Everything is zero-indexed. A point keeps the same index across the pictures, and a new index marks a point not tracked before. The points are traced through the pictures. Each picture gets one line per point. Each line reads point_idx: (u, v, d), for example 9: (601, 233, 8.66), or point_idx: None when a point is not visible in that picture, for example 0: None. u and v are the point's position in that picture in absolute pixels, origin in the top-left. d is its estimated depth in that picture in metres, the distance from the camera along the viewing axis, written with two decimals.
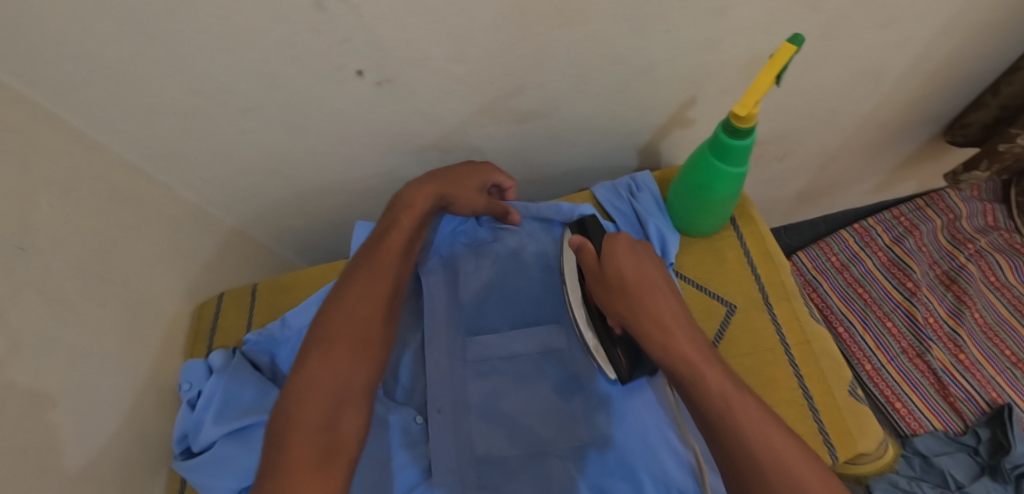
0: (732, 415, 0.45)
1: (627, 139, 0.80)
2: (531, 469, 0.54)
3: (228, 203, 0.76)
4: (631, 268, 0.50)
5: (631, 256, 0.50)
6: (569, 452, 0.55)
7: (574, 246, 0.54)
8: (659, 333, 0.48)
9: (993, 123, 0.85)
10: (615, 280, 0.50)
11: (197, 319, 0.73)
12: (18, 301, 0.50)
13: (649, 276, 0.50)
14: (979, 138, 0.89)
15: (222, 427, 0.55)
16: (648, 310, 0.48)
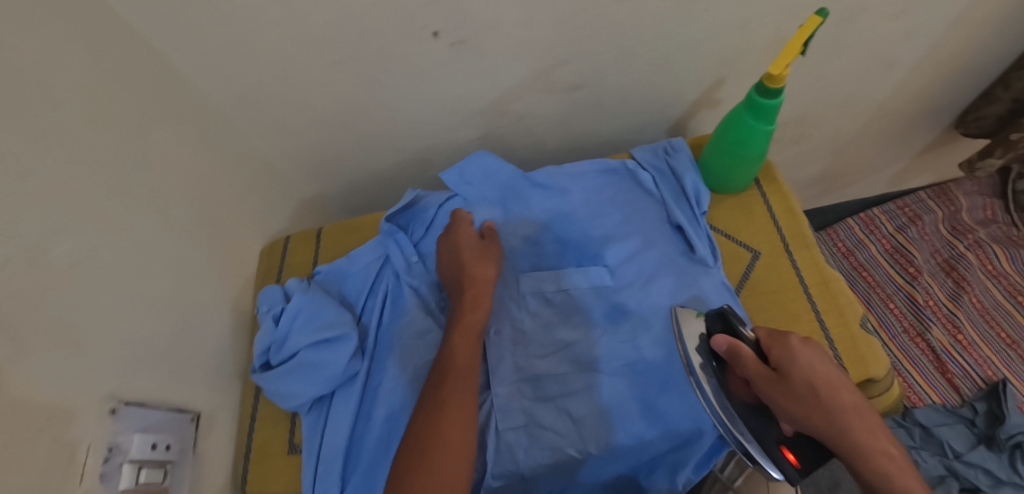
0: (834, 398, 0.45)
1: (661, 113, 0.87)
2: (584, 381, 0.62)
3: (296, 154, 0.83)
4: (820, 367, 0.46)
5: (814, 354, 0.47)
6: (616, 370, 0.62)
7: (722, 346, 0.52)
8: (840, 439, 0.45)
9: (1007, 115, 0.91)
10: (802, 389, 0.46)
11: (267, 257, 0.80)
12: (133, 213, 0.57)
13: (839, 387, 0.46)
14: (994, 129, 0.96)
15: (307, 337, 0.62)
16: (850, 426, 0.45)
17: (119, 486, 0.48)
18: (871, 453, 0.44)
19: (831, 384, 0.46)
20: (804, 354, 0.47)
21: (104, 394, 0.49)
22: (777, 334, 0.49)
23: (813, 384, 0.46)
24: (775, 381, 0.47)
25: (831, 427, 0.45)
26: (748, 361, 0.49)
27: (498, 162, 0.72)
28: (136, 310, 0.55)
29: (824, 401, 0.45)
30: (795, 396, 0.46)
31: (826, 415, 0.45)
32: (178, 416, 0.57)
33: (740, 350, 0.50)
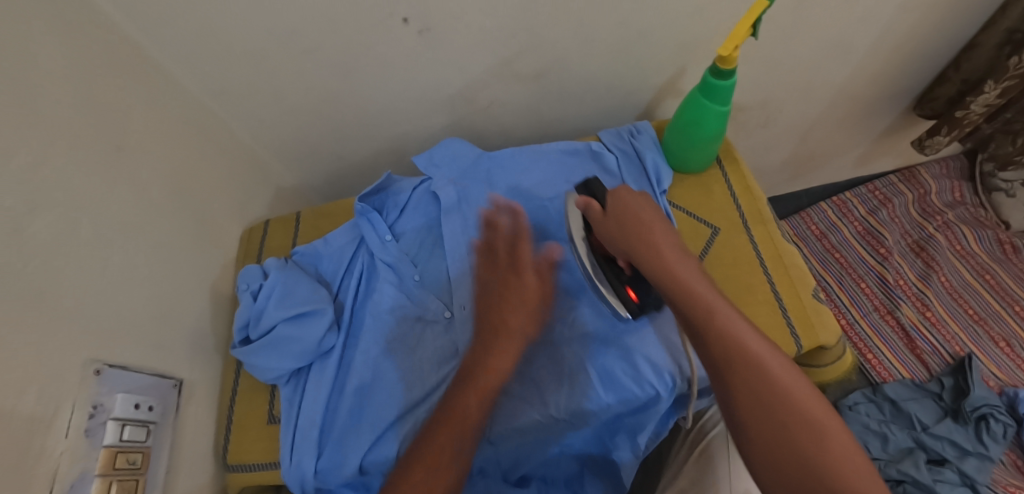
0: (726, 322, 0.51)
1: (626, 100, 0.90)
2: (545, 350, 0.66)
3: (275, 143, 0.87)
4: (642, 212, 0.59)
5: (640, 205, 0.60)
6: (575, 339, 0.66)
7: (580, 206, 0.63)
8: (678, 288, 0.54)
9: (957, 97, 0.95)
10: (624, 225, 0.59)
11: (246, 241, 0.83)
12: (115, 192, 0.60)
13: (688, 270, 0.55)
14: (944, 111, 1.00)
15: (283, 310, 0.65)
16: (661, 253, 0.56)
17: (104, 441, 0.51)
18: (705, 310, 0.52)
19: (640, 219, 0.59)
20: (627, 200, 0.60)
21: (87, 356, 0.53)
22: (615, 192, 0.62)
23: (637, 228, 0.58)
24: (611, 223, 0.60)
25: (676, 283, 0.54)
26: (593, 212, 0.62)
27: (466, 147, 0.77)
28: (119, 283, 0.58)
29: (632, 238, 0.58)
30: (612, 237, 0.59)
31: (673, 279, 0.55)
32: (161, 381, 0.60)
33: (590, 204, 0.62)
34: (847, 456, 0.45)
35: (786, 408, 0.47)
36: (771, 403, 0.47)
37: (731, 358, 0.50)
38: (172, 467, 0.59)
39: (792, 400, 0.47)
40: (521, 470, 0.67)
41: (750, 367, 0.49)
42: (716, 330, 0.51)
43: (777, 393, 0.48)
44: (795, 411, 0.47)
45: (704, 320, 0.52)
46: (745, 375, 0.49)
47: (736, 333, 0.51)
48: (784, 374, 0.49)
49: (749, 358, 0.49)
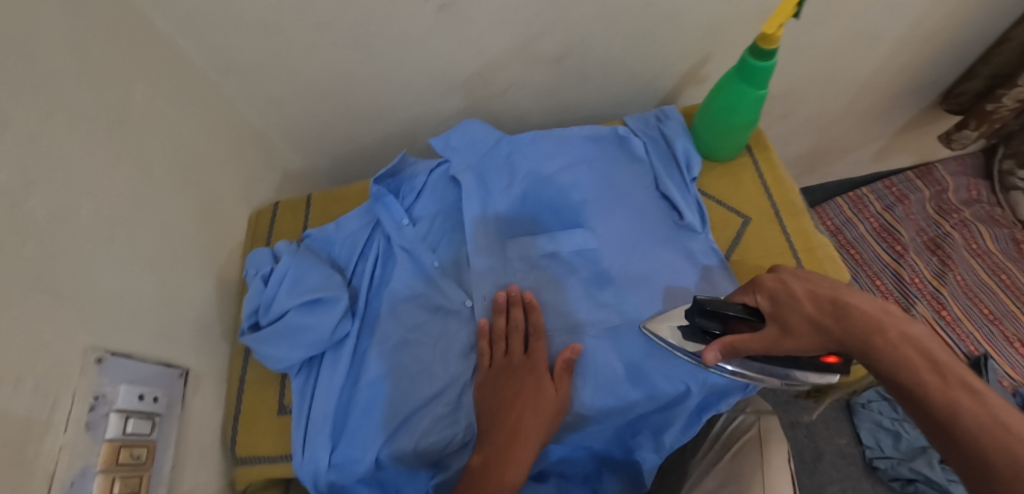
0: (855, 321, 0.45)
1: (648, 87, 0.86)
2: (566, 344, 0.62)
3: (281, 123, 0.82)
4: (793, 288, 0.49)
5: (800, 297, 0.48)
6: (602, 333, 0.62)
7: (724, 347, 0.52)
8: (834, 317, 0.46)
9: (984, 91, 0.94)
10: (784, 298, 0.49)
11: (253, 225, 0.79)
12: (116, 170, 0.56)
13: (789, 291, 0.49)
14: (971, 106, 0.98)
15: (293, 298, 0.61)
16: (830, 300, 0.47)
17: (107, 435, 0.48)
18: (815, 324, 0.46)
19: (818, 299, 0.47)
20: (777, 288, 0.50)
21: (88, 345, 0.49)
22: (755, 284, 0.53)
23: (810, 314, 0.47)
24: (767, 329, 0.49)
25: (806, 325, 0.47)
26: (746, 341, 0.50)
27: (484, 129, 0.73)
28: (120, 266, 0.54)
29: (818, 316, 0.46)
30: (795, 331, 0.47)
31: (807, 325, 0.47)
32: (166, 372, 0.56)
33: (730, 341, 0.51)
34: (1000, 414, 0.36)
35: (922, 382, 0.40)
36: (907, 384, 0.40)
37: (863, 351, 0.44)
38: (178, 461, 0.56)
39: (925, 378, 0.40)
40: (542, 464, 0.66)
41: (887, 351, 0.42)
42: (818, 335, 0.46)
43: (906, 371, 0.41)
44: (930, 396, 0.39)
45: (835, 332, 0.45)
46: (876, 362, 0.43)
47: (851, 318, 0.45)
48: (908, 350, 0.42)
49: (879, 350, 0.42)
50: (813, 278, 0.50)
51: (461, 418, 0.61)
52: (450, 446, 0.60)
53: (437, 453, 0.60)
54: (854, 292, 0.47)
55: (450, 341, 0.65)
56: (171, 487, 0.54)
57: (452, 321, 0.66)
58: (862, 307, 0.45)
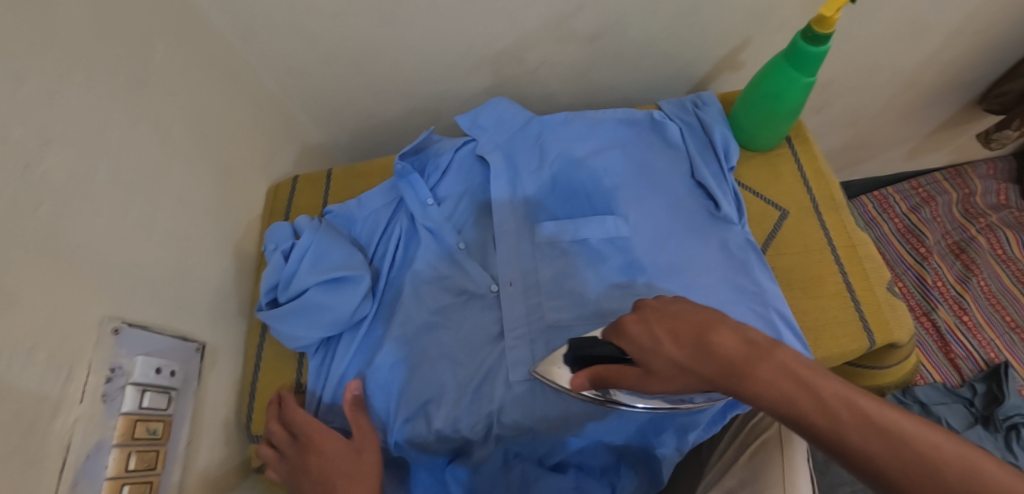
0: (737, 369, 0.38)
1: (684, 71, 0.83)
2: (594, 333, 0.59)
3: (302, 94, 0.79)
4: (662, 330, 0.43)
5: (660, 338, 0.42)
6: None
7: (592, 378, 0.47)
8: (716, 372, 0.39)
9: None
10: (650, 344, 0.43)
11: (272, 198, 0.76)
12: (136, 133, 0.54)
13: (652, 332, 0.43)
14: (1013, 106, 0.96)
15: (314, 275, 0.59)
16: (699, 351, 0.40)
17: (123, 408, 0.46)
18: (675, 362, 0.41)
19: (681, 337, 0.41)
20: (644, 322, 0.44)
21: (105, 313, 0.47)
22: (617, 326, 0.46)
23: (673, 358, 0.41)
24: (638, 372, 0.43)
25: (672, 369, 0.41)
26: (616, 375, 0.45)
27: (514, 108, 0.71)
28: (138, 234, 0.52)
29: (689, 365, 0.40)
30: (659, 374, 0.42)
31: (671, 366, 0.41)
32: (183, 344, 0.54)
33: (602, 375, 0.46)
34: (966, 457, 0.29)
35: (808, 418, 0.34)
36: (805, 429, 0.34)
37: (739, 394, 0.37)
38: (194, 436, 0.55)
39: (811, 408, 0.34)
40: (560, 455, 0.62)
41: (759, 390, 0.36)
42: (689, 374, 0.40)
43: (810, 406, 0.34)
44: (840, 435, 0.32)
45: (697, 372, 0.39)
46: (756, 403, 0.36)
47: (722, 363, 0.38)
48: (790, 383, 0.35)
49: (777, 391, 0.35)
50: (676, 312, 0.43)
51: (481, 407, 0.59)
52: (470, 433, 0.58)
53: (457, 438, 0.59)
54: (720, 322, 0.41)
55: (473, 326, 0.63)
56: (186, 462, 0.53)
57: (475, 306, 0.64)
58: (733, 352, 0.38)
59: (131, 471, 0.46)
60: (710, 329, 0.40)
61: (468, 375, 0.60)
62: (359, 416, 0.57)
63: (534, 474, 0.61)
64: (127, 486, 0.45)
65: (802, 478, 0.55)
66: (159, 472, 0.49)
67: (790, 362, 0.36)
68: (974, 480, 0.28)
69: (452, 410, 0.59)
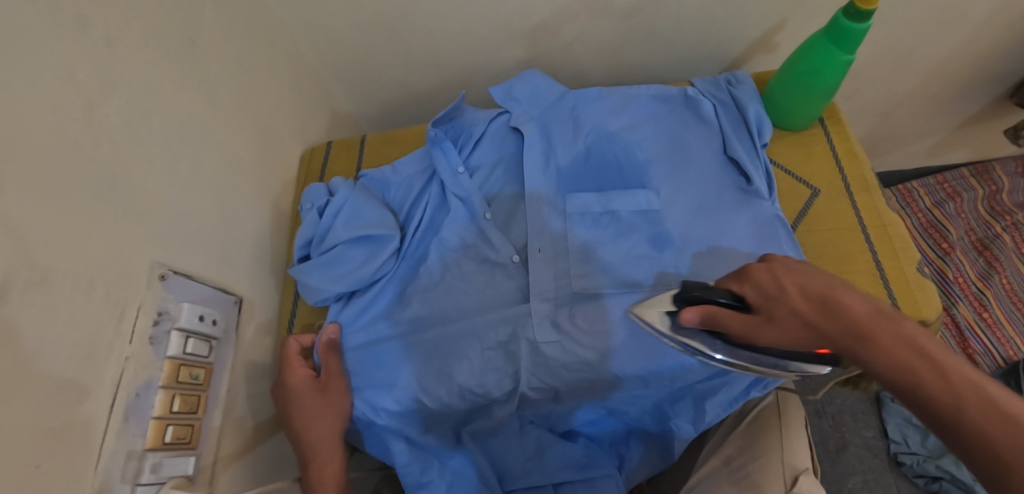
0: (869, 331, 0.37)
1: (717, 52, 0.83)
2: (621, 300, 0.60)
3: (338, 61, 0.80)
4: (788, 280, 0.42)
5: (790, 281, 0.42)
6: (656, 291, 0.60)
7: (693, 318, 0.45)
8: (830, 327, 0.39)
9: None
10: (777, 290, 0.42)
11: (307, 161, 0.78)
12: (185, 87, 0.55)
13: (777, 285, 0.42)
14: None
15: (349, 232, 0.62)
16: (833, 304, 0.39)
17: (168, 352, 0.47)
18: (793, 316, 0.41)
19: (812, 295, 0.41)
20: (771, 276, 0.43)
21: (154, 259, 0.48)
22: (742, 272, 0.46)
23: (797, 307, 0.41)
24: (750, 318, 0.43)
25: (796, 321, 0.41)
26: (726, 316, 0.44)
27: (549, 81, 0.71)
28: (185, 187, 0.53)
29: (807, 314, 0.40)
30: (778, 321, 0.41)
31: (789, 316, 0.41)
32: (223, 296, 0.56)
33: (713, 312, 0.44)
34: None
35: (926, 389, 0.33)
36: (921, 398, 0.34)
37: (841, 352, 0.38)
38: (232, 385, 0.56)
39: (920, 375, 0.34)
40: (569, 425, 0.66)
41: (880, 351, 0.36)
42: (806, 327, 0.40)
43: (930, 381, 0.33)
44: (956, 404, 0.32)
45: (818, 331, 0.39)
46: (874, 367, 0.36)
47: (848, 319, 0.38)
48: (914, 356, 0.35)
49: (875, 352, 0.36)
50: (807, 269, 0.42)
51: (506, 366, 0.61)
52: (495, 394, 0.60)
53: (481, 398, 0.61)
54: (850, 288, 0.40)
55: (499, 291, 0.64)
56: (225, 409, 0.55)
57: (500, 275, 0.65)
58: (862, 313, 0.38)
59: (175, 412, 0.47)
60: (834, 292, 0.40)
61: (489, 334, 0.61)
62: (331, 357, 0.61)
63: (552, 439, 0.66)
64: (172, 426, 0.47)
65: (801, 444, 0.58)
66: (200, 416, 0.51)
67: (909, 339, 0.36)
68: None
69: (477, 369, 0.60)
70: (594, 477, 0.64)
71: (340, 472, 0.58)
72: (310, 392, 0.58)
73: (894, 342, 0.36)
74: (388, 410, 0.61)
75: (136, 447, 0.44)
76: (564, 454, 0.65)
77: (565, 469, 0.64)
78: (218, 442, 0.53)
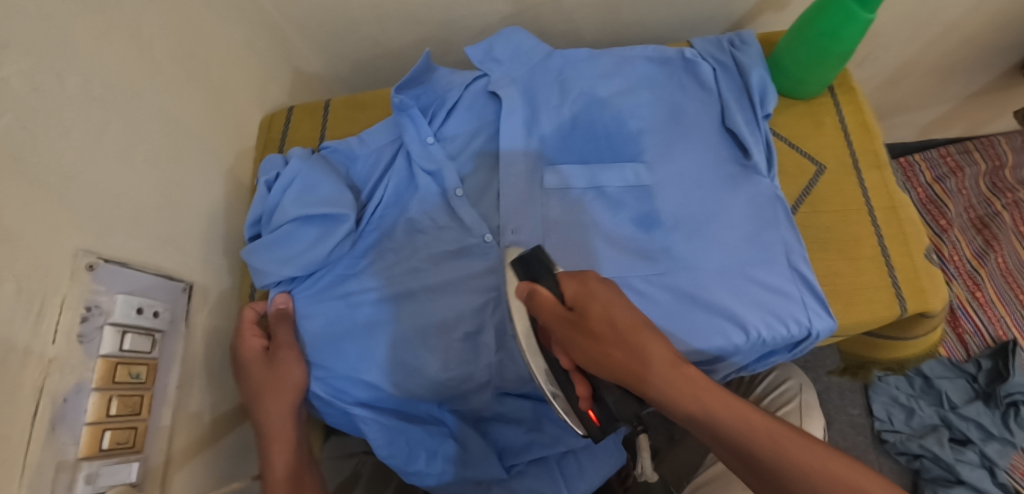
0: (678, 379, 0.37)
1: (722, 8, 0.75)
2: None
3: (300, 16, 0.71)
4: (574, 287, 0.42)
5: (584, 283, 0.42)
6: (628, 278, 0.55)
7: (523, 292, 0.43)
8: (653, 373, 0.37)
9: None
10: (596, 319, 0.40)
11: (267, 128, 0.70)
12: (112, 42, 0.47)
13: (606, 302, 0.40)
14: None
15: (298, 209, 0.54)
16: (626, 330, 0.39)
17: (102, 350, 0.42)
18: (613, 330, 0.39)
19: (591, 291, 0.41)
20: (578, 292, 0.42)
21: (79, 247, 0.42)
22: (575, 271, 0.43)
23: (615, 323, 0.39)
24: (572, 317, 0.40)
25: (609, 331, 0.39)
26: (546, 297, 0.41)
27: (532, 40, 0.64)
28: (116, 159, 0.47)
29: (626, 335, 0.39)
30: (600, 336, 0.39)
31: (604, 326, 0.39)
32: (169, 284, 0.50)
33: (536, 291, 0.42)
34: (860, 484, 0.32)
35: (753, 434, 0.34)
36: (732, 432, 0.35)
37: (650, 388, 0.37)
38: (184, 380, 0.51)
39: (738, 419, 0.35)
40: None
41: (695, 401, 0.36)
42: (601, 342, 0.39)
43: (734, 418, 0.35)
44: (760, 442, 0.34)
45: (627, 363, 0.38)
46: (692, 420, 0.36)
47: (650, 355, 0.38)
48: (719, 397, 0.36)
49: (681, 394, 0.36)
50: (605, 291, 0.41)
51: (479, 358, 0.56)
52: (465, 384, 0.56)
53: (452, 389, 0.56)
54: (652, 331, 0.39)
55: (470, 277, 0.58)
56: (176, 407, 0.50)
57: (473, 255, 0.58)
58: (668, 365, 0.37)
59: (113, 416, 0.42)
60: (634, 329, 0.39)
61: (459, 325, 0.56)
62: (281, 327, 0.56)
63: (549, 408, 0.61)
64: (109, 431, 0.42)
65: None
66: (145, 417, 0.46)
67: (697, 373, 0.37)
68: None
69: (446, 361, 0.56)
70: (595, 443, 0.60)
71: (289, 451, 0.51)
72: (258, 364, 0.53)
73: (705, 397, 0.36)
74: (360, 400, 0.57)
75: (69, 457, 0.39)
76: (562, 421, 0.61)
77: (567, 437, 0.59)
78: (169, 444, 0.49)
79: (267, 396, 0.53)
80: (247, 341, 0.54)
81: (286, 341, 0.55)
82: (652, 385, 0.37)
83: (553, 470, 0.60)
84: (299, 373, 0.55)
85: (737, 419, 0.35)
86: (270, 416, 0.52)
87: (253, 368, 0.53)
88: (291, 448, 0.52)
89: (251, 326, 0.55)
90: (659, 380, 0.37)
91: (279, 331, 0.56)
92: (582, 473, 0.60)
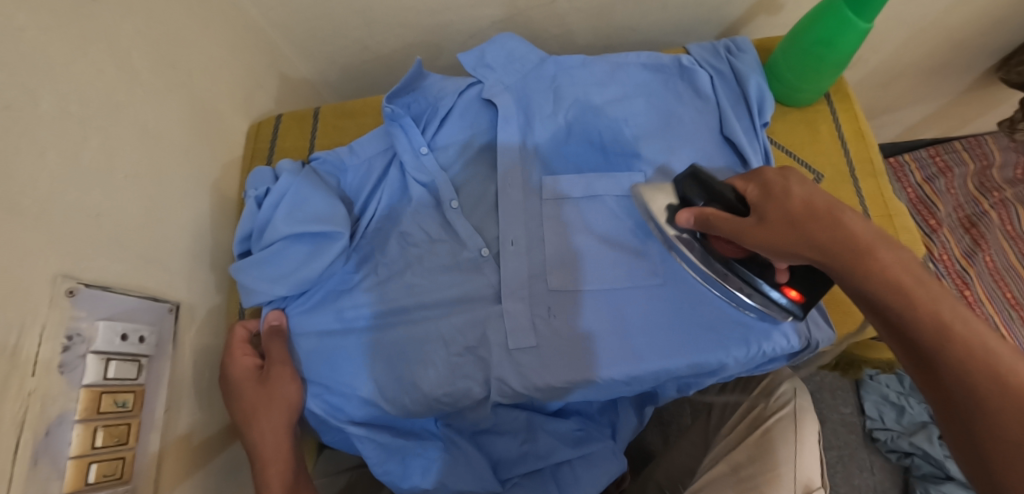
0: (868, 257, 0.36)
1: (717, 12, 0.75)
2: (599, 299, 0.54)
3: (289, 21, 0.69)
4: (796, 185, 0.41)
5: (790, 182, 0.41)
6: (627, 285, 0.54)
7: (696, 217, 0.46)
8: (851, 254, 0.37)
9: None
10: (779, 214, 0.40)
11: (254, 137, 0.68)
12: (89, 55, 0.45)
13: (806, 193, 0.40)
14: None
15: (288, 227, 0.52)
16: (841, 224, 0.38)
17: (84, 380, 0.40)
18: (791, 223, 0.39)
19: (783, 187, 0.41)
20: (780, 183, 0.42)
21: (58, 272, 0.40)
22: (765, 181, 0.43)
23: (793, 215, 0.39)
24: (745, 224, 0.42)
25: (784, 221, 0.40)
26: (719, 215, 0.44)
27: (525, 46, 0.62)
28: (94, 180, 0.45)
29: (807, 226, 0.38)
30: (771, 225, 0.40)
31: (785, 223, 0.39)
32: (155, 305, 0.48)
33: (706, 213, 0.45)
34: (1022, 385, 0.30)
35: (912, 298, 0.35)
36: (887, 297, 0.35)
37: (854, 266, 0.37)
38: (172, 402, 0.50)
39: (903, 293, 0.35)
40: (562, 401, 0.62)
41: (874, 271, 0.36)
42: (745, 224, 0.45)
43: (886, 280, 0.36)
44: (971, 359, 0.32)
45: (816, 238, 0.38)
46: (856, 289, 0.37)
47: (847, 232, 0.37)
48: (944, 311, 0.33)
49: (912, 295, 0.35)
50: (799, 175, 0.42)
51: (476, 372, 0.53)
52: (464, 402, 0.54)
53: (449, 406, 0.54)
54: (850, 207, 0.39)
55: (467, 289, 0.56)
56: (164, 430, 0.48)
57: (469, 268, 0.57)
58: (856, 234, 0.37)
59: (98, 447, 0.40)
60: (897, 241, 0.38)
61: (457, 339, 0.54)
62: (274, 343, 0.55)
63: (543, 419, 0.60)
64: (95, 464, 0.40)
65: (810, 453, 0.61)
66: (132, 445, 0.44)
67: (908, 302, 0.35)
68: (1020, 408, 0.29)
69: (442, 376, 0.53)
70: (591, 452, 0.60)
71: (287, 470, 0.50)
72: (249, 383, 0.51)
73: (887, 266, 0.36)
74: (354, 417, 0.55)
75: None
76: (556, 432, 0.60)
77: (562, 447, 0.59)
78: (158, 469, 0.47)
79: (260, 416, 0.51)
80: (239, 358, 0.53)
81: (280, 357, 0.54)
82: (842, 267, 0.37)
83: (547, 484, 0.59)
84: (294, 390, 0.54)
85: (893, 290, 0.35)
86: (265, 435, 0.51)
87: (246, 385, 0.52)
88: (287, 470, 0.50)
89: (242, 342, 0.54)
90: (830, 250, 0.37)
91: (273, 345, 0.54)
92: (578, 482, 0.59)
